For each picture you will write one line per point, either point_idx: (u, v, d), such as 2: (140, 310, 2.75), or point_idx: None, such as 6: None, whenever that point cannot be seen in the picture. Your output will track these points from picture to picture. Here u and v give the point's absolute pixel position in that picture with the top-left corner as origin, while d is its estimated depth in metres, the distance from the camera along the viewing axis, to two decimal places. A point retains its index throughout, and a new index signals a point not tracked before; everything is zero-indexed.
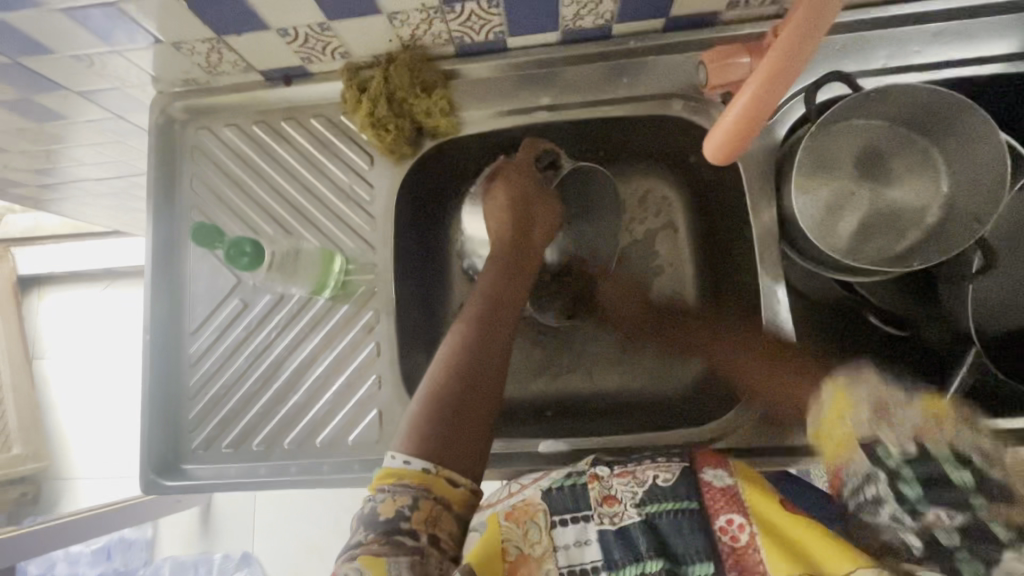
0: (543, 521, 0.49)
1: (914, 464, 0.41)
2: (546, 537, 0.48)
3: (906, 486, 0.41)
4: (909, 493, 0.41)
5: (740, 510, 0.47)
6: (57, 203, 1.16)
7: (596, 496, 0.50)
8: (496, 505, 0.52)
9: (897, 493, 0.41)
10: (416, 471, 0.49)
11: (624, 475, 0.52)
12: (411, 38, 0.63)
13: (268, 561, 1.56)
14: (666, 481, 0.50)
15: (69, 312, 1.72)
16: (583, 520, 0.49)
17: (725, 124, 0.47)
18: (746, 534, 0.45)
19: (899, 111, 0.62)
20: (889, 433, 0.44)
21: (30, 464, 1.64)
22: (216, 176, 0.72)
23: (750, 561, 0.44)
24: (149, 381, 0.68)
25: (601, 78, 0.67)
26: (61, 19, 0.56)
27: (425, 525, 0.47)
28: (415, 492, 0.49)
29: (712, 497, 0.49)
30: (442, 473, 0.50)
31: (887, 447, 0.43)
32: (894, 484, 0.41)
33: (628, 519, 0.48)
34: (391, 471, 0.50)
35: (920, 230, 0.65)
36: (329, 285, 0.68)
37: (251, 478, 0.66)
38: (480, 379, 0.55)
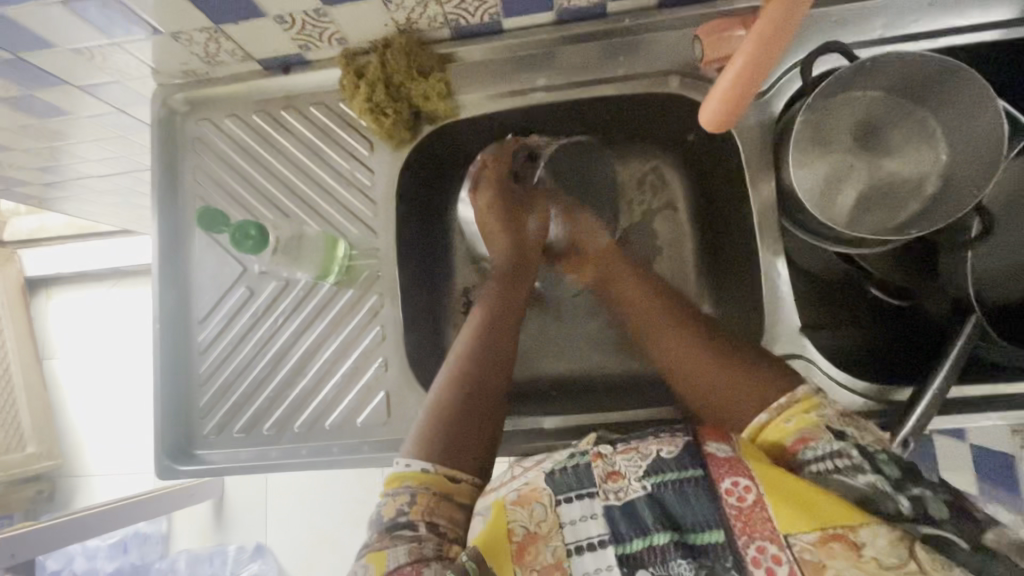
0: (547, 501, 0.47)
1: (887, 450, 0.47)
2: (552, 515, 0.46)
3: (886, 465, 0.46)
4: (891, 470, 0.45)
5: (748, 476, 0.46)
6: (60, 201, 1.17)
7: (600, 473, 0.48)
8: (498, 489, 0.50)
9: (879, 470, 0.45)
10: (416, 471, 0.53)
11: (627, 451, 0.49)
12: (407, 22, 0.63)
13: (281, 552, 1.59)
14: (670, 454, 0.48)
15: (77, 311, 1.75)
16: (588, 496, 0.47)
17: (718, 91, 0.46)
18: (753, 495, 0.44)
19: (895, 81, 0.62)
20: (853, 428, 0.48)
21: (44, 462, 1.67)
22: (219, 166, 0.73)
23: (759, 523, 0.43)
24: (160, 369, 0.69)
25: (597, 57, 0.67)
26: (59, 12, 0.56)
27: (422, 514, 0.51)
28: (413, 488, 0.52)
29: (717, 466, 0.47)
30: (442, 471, 0.54)
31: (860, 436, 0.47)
32: (873, 460, 0.46)
33: (634, 493, 0.46)
34: (398, 475, 0.53)
35: (918, 200, 0.65)
36: (334, 270, 0.69)
37: (263, 461, 0.67)
38: (482, 386, 0.62)
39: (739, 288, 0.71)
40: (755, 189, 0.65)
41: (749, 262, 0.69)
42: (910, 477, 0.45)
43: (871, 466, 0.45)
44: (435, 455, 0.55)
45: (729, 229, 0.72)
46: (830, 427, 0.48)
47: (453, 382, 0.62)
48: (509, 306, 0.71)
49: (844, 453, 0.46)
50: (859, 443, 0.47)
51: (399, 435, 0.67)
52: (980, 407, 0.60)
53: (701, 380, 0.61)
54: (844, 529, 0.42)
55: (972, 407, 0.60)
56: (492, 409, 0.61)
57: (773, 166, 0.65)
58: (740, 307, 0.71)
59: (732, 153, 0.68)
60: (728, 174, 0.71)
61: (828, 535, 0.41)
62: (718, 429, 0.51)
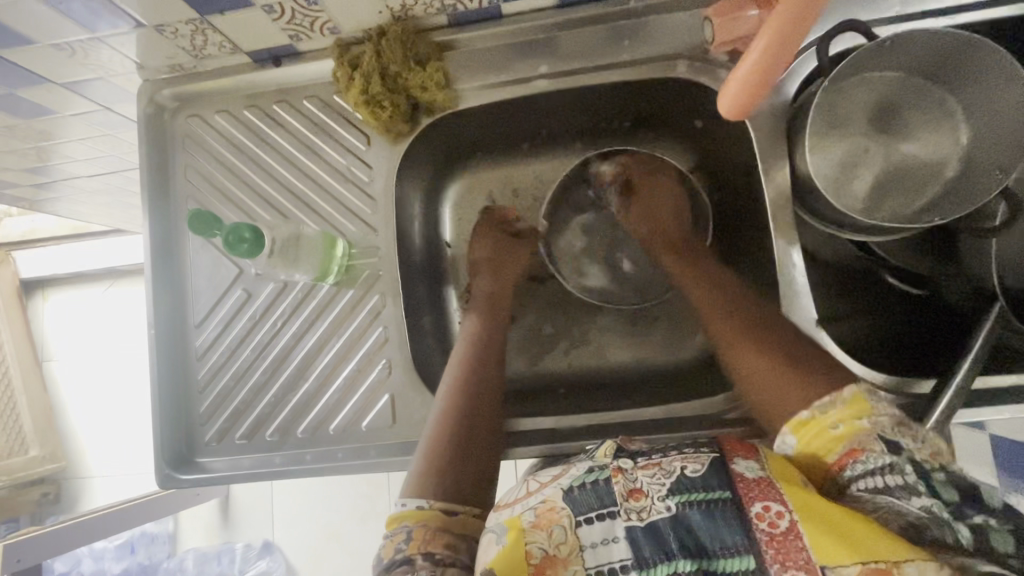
0: (568, 522, 0.45)
1: (946, 471, 0.43)
2: (572, 537, 0.45)
3: (943, 488, 0.42)
4: (948, 495, 0.42)
5: (778, 499, 0.43)
6: (52, 203, 1.15)
7: (621, 490, 0.46)
8: (514, 507, 0.48)
9: (935, 493, 0.42)
10: (413, 510, 0.53)
11: (649, 467, 0.48)
12: (402, 9, 0.60)
13: (288, 549, 1.58)
14: (695, 473, 0.46)
15: (75, 313, 1.73)
16: (609, 517, 0.45)
17: (736, 79, 0.45)
18: (786, 521, 0.42)
19: (915, 60, 0.59)
20: (911, 441, 0.46)
21: (49, 465, 1.66)
22: (210, 164, 0.70)
23: (792, 550, 0.40)
24: (158, 377, 0.67)
25: (601, 42, 0.64)
26: (34, 5, 0.53)
27: (419, 548, 0.49)
28: (412, 526, 0.52)
29: (746, 487, 0.45)
30: (439, 505, 0.53)
31: (911, 449, 0.45)
32: (926, 481, 0.43)
33: (656, 514, 0.45)
34: (395, 517, 0.53)
35: (938, 184, 0.63)
36: (332, 271, 0.67)
37: (267, 468, 0.66)
38: (476, 411, 0.63)
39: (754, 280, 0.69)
40: (769, 176, 0.63)
41: (764, 253, 0.66)
42: (969, 503, 0.41)
43: (926, 487, 0.42)
44: (432, 491, 0.55)
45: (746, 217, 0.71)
46: (880, 436, 0.46)
47: (448, 410, 0.62)
48: (497, 331, 0.73)
49: (895, 471, 0.44)
50: (912, 462, 0.44)
51: (405, 438, 0.65)
52: (1005, 397, 0.58)
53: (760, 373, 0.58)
54: (888, 564, 0.39)
55: (996, 397, 0.58)
56: (490, 433, 0.63)
57: (788, 153, 0.62)
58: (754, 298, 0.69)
59: (745, 139, 0.65)
60: (740, 162, 0.68)
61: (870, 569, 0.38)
62: (747, 445, 0.49)
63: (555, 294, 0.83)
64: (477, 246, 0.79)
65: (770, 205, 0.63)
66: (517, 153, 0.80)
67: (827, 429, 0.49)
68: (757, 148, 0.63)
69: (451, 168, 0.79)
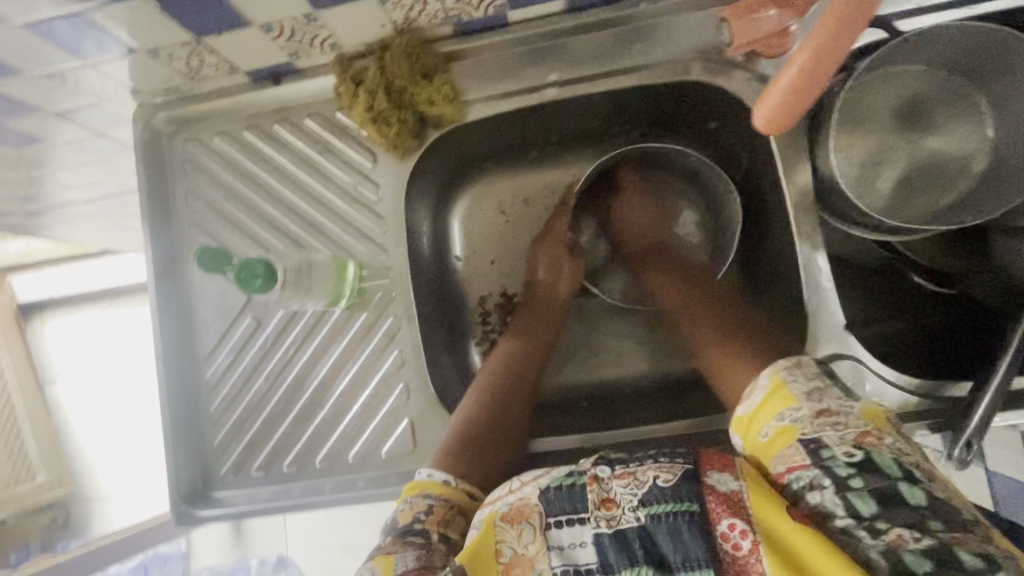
0: (538, 522, 0.46)
1: (862, 474, 0.41)
2: (541, 537, 0.45)
3: (860, 502, 0.40)
4: (862, 507, 0.40)
5: (743, 518, 0.42)
6: (49, 227, 1.12)
7: (595, 498, 0.46)
8: (495, 501, 0.49)
9: (851, 508, 0.40)
10: (438, 483, 0.55)
11: (624, 476, 0.46)
12: (406, 21, 0.58)
13: (304, 562, 1.57)
14: (667, 483, 0.45)
15: (76, 335, 1.70)
16: (579, 522, 0.45)
17: (769, 101, 0.45)
18: (750, 543, 0.41)
19: (942, 54, 0.57)
20: (833, 435, 0.44)
21: (57, 490, 1.62)
22: (212, 189, 0.68)
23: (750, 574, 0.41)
24: (168, 411, 0.65)
25: (612, 46, 0.62)
26: (22, 35, 0.51)
27: (436, 525, 0.50)
28: (432, 500, 0.53)
29: (715, 502, 0.43)
30: (463, 487, 0.55)
31: (831, 450, 0.43)
32: (842, 496, 0.41)
33: (627, 523, 0.44)
34: (419, 484, 0.55)
35: (966, 181, 0.61)
36: (345, 295, 0.65)
37: (286, 500, 0.64)
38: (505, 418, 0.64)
39: (775, 285, 0.68)
40: (791, 180, 0.61)
41: (785, 256, 0.65)
42: (888, 514, 0.39)
43: (844, 503, 0.41)
44: (457, 470, 0.57)
45: (765, 220, 0.69)
46: (801, 440, 0.45)
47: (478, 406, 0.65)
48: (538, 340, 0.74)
49: (817, 486, 0.42)
50: (833, 469, 0.42)
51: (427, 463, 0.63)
52: None
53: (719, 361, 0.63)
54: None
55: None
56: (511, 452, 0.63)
57: (810, 155, 0.60)
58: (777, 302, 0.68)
59: (763, 141, 0.63)
60: (759, 163, 0.66)
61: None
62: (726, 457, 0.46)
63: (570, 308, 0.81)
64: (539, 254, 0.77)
65: (792, 209, 0.61)
66: (525, 162, 0.78)
67: (758, 437, 0.49)
68: (777, 150, 0.61)
69: (459, 180, 0.77)
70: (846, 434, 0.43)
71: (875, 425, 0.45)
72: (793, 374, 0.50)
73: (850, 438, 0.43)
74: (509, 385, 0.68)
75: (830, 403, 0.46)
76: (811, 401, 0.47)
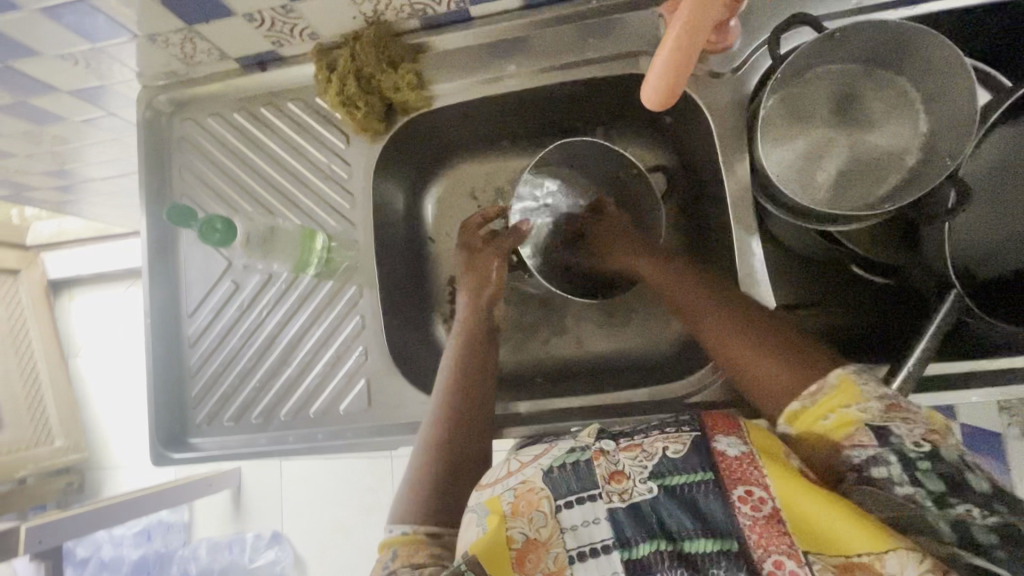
0: (547, 507, 0.46)
1: (932, 458, 0.43)
2: (552, 521, 0.45)
3: (929, 480, 0.42)
4: (933, 486, 0.42)
5: (760, 483, 0.44)
6: (73, 204, 1.22)
7: (604, 473, 0.47)
8: (495, 486, 0.49)
9: (919, 484, 0.42)
10: (399, 534, 0.55)
11: (631, 449, 0.49)
12: (375, 14, 0.64)
13: (297, 538, 1.61)
14: (677, 454, 0.47)
15: (98, 311, 1.82)
16: (590, 500, 0.46)
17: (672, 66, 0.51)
18: (770, 505, 0.43)
19: (870, 50, 0.60)
20: (902, 427, 0.44)
21: (72, 455, 1.73)
22: (203, 163, 0.75)
23: (775, 535, 0.42)
24: (153, 361, 0.72)
25: (567, 39, 0.67)
26: (39, 19, 0.59)
27: None
28: (397, 548, 0.53)
29: (728, 468, 0.45)
30: (421, 530, 0.55)
31: (902, 439, 0.44)
32: (913, 475, 0.43)
33: (639, 496, 0.46)
34: (385, 542, 0.55)
35: (900, 174, 0.63)
36: (312, 262, 0.70)
37: (252, 448, 0.70)
38: (461, 434, 0.62)
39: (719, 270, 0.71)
40: (731, 170, 0.64)
41: (727, 243, 0.68)
42: (956, 492, 0.42)
43: (911, 479, 0.43)
44: (414, 517, 0.56)
45: (709, 211, 0.72)
46: (865, 426, 0.45)
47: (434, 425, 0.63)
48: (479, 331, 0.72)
49: (883, 462, 0.44)
50: (903, 451, 0.43)
51: (380, 420, 0.69)
52: (963, 384, 0.59)
53: (754, 350, 0.54)
54: (868, 556, 0.40)
55: (951, 382, 0.59)
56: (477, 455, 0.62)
57: (748, 146, 0.63)
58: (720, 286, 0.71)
59: (707, 131, 0.67)
60: (705, 155, 0.70)
61: (852, 561, 0.41)
62: (730, 420, 0.50)
63: (529, 291, 0.85)
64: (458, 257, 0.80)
65: (730, 198, 0.64)
66: (496, 150, 0.83)
67: (818, 421, 0.48)
68: (718, 141, 0.64)
69: (433, 166, 0.83)
70: (914, 428, 0.44)
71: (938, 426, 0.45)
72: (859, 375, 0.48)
73: (918, 432, 0.44)
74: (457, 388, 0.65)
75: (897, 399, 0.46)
76: (880, 396, 0.46)
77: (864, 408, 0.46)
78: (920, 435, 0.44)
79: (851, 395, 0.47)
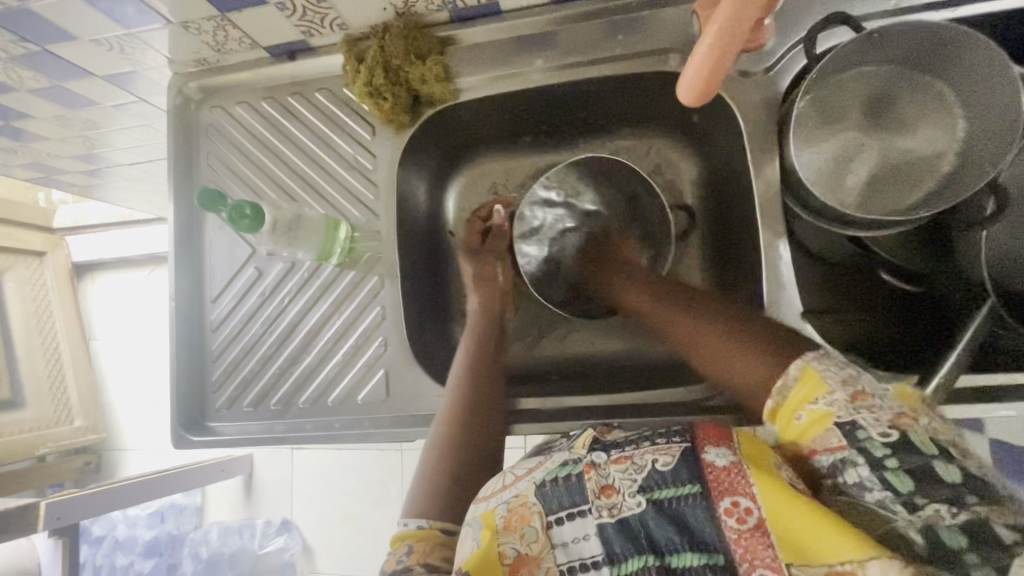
0: (539, 523, 0.45)
1: (899, 454, 0.41)
2: (543, 537, 0.45)
3: (896, 479, 0.40)
4: (901, 484, 0.40)
5: (748, 494, 0.42)
6: (100, 189, 1.24)
7: (594, 487, 0.46)
8: (491, 499, 0.49)
9: (886, 484, 0.41)
10: (414, 528, 0.53)
11: (621, 461, 0.48)
12: (405, 6, 0.64)
13: (306, 526, 1.63)
14: (666, 466, 0.46)
15: (118, 296, 1.85)
16: (580, 516, 0.45)
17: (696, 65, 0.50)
18: (755, 516, 0.41)
19: (909, 52, 0.59)
20: (868, 418, 0.43)
21: (91, 436, 1.75)
22: (230, 151, 0.75)
23: (761, 548, 0.41)
24: (175, 344, 0.73)
25: (596, 34, 0.66)
26: (77, 4, 0.60)
27: (418, 560, 0.49)
28: (412, 542, 0.52)
29: (716, 479, 0.44)
30: (437, 525, 0.54)
31: (867, 432, 0.42)
32: (879, 475, 0.41)
33: (629, 510, 0.45)
34: (397, 535, 0.54)
35: (936, 179, 0.62)
36: (335, 252, 0.70)
37: (270, 434, 0.71)
38: (475, 431, 0.64)
39: (742, 273, 0.70)
40: (759, 172, 0.63)
41: (753, 245, 0.67)
42: (926, 490, 0.39)
43: (879, 478, 0.41)
44: (429, 513, 0.55)
45: (734, 212, 0.71)
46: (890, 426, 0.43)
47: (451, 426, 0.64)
48: (490, 334, 0.75)
49: (850, 463, 0.42)
50: (869, 450, 0.42)
51: (397, 412, 0.69)
52: (994, 397, 0.58)
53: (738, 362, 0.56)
54: (851, 565, 0.38)
55: (982, 395, 0.58)
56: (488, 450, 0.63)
57: (778, 146, 0.62)
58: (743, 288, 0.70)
59: (736, 131, 0.66)
60: (732, 156, 0.69)
61: (834, 571, 0.38)
62: (720, 431, 0.49)
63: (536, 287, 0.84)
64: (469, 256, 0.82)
65: (758, 200, 0.63)
66: (519, 145, 0.83)
67: (793, 420, 0.47)
68: (748, 141, 0.63)
69: (456, 160, 0.82)
70: (881, 417, 0.43)
71: (908, 411, 0.43)
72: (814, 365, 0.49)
73: (886, 421, 0.42)
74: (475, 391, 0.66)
75: (865, 389, 0.45)
76: (845, 384, 0.46)
77: (830, 400, 0.45)
78: (890, 421, 0.43)
79: (816, 389, 0.47)
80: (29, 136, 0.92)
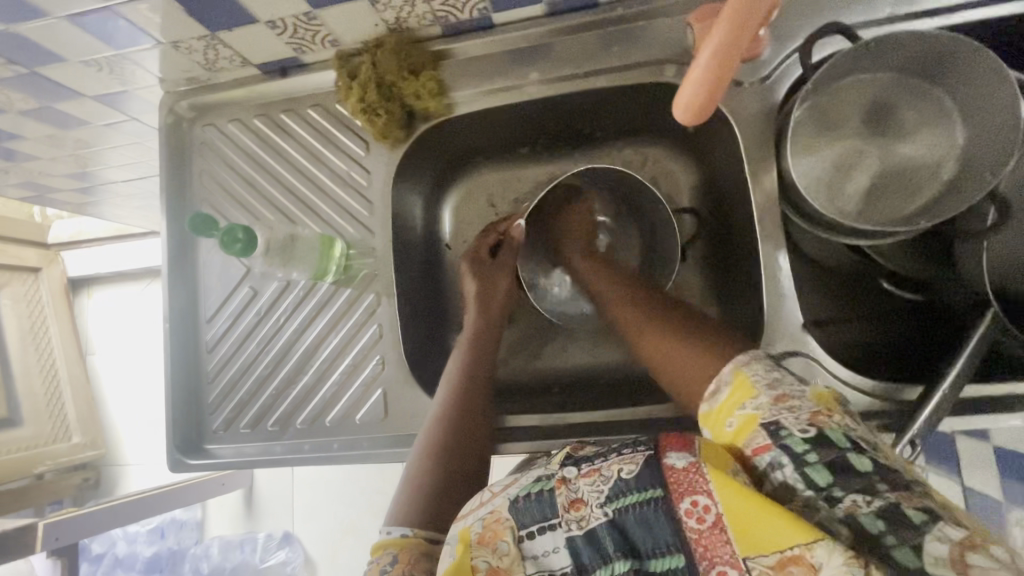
0: (511, 537, 0.44)
1: (818, 448, 0.42)
2: (515, 549, 0.44)
3: (815, 474, 0.42)
4: (820, 479, 0.41)
5: (706, 491, 0.41)
6: (95, 205, 1.23)
7: (563, 501, 0.45)
8: (467, 516, 0.47)
9: (808, 481, 0.42)
10: (395, 537, 0.53)
11: (589, 474, 0.46)
12: (397, 21, 0.64)
13: (308, 541, 1.61)
14: (631, 474, 0.44)
15: (116, 310, 1.84)
16: (550, 529, 0.44)
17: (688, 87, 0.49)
18: (712, 515, 0.41)
19: (907, 60, 0.58)
20: (789, 417, 0.45)
21: (89, 452, 1.73)
22: (223, 170, 0.75)
23: (719, 545, 0.40)
24: (170, 365, 0.72)
25: (590, 46, 0.66)
26: (64, 26, 0.59)
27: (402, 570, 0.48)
28: (395, 551, 0.51)
29: (677, 481, 0.43)
30: (419, 535, 0.53)
31: (789, 429, 0.44)
32: (802, 472, 0.42)
33: (596, 521, 0.44)
34: (378, 543, 0.52)
35: (935, 187, 0.61)
36: (330, 270, 0.69)
37: (269, 456, 0.70)
38: (463, 438, 0.62)
39: (740, 285, 0.70)
40: (757, 182, 0.62)
41: (751, 256, 0.66)
42: (843, 483, 0.41)
43: (801, 478, 0.42)
44: (414, 519, 0.55)
45: (731, 223, 0.71)
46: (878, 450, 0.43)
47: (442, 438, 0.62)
48: (493, 334, 0.73)
49: (776, 466, 0.43)
50: (792, 449, 0.43)
51: (396, 431, 0.68)
52: (998, 407, 0.57)
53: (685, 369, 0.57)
54: (801, 549, 0.38)
55: (985, 405, 0.57)
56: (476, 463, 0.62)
57: (776, 157, 0.61)
58: (742, 299, 0.70)
59: (732, 142, 0.65)
60: (728, 166, 0.69)
61: (786, 557, 0.39)
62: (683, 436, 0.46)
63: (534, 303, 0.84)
64: (466, 282, 0.78)
65: (756, 211, 0.62)
66: (514, 157, 0.82)
67: (724, 426, 0.49)
68: (745, 151, 0.62)
69: (451, 173, 0.82)
70: (801, 415, 0.45)
71: (826, 405, 0.46)
72: (750, 367, 0.50)
73: (805, 418, 0.44)
74: (467, 399, 0.65)
75: (784, 387, 0.48)
76: (771, 387, 0.48)
77: (757, 404, 0.47)
78: (809, 419, 0.44)
79: (748, 394, 0.48)
80: (21, 156, 0.91)
